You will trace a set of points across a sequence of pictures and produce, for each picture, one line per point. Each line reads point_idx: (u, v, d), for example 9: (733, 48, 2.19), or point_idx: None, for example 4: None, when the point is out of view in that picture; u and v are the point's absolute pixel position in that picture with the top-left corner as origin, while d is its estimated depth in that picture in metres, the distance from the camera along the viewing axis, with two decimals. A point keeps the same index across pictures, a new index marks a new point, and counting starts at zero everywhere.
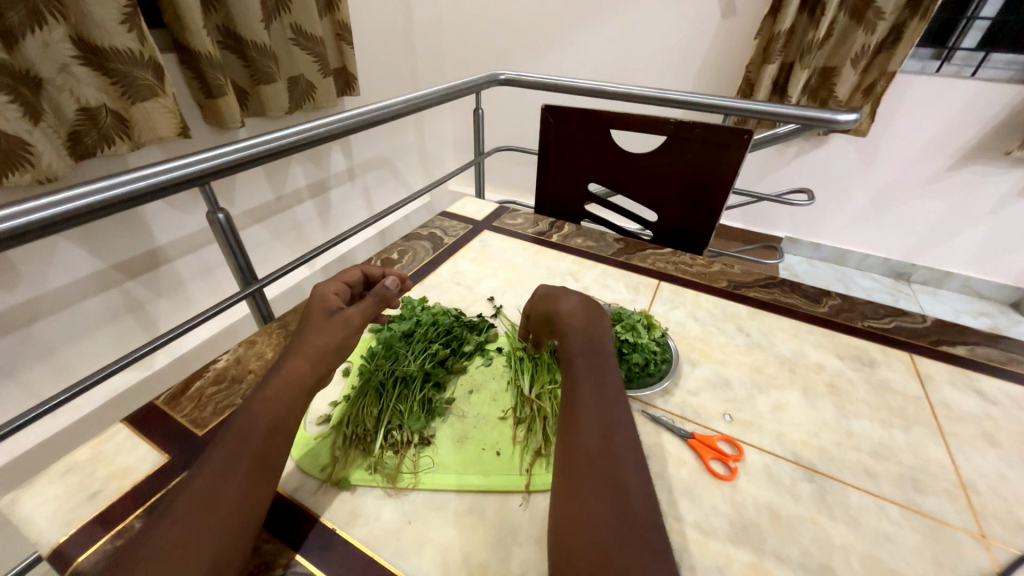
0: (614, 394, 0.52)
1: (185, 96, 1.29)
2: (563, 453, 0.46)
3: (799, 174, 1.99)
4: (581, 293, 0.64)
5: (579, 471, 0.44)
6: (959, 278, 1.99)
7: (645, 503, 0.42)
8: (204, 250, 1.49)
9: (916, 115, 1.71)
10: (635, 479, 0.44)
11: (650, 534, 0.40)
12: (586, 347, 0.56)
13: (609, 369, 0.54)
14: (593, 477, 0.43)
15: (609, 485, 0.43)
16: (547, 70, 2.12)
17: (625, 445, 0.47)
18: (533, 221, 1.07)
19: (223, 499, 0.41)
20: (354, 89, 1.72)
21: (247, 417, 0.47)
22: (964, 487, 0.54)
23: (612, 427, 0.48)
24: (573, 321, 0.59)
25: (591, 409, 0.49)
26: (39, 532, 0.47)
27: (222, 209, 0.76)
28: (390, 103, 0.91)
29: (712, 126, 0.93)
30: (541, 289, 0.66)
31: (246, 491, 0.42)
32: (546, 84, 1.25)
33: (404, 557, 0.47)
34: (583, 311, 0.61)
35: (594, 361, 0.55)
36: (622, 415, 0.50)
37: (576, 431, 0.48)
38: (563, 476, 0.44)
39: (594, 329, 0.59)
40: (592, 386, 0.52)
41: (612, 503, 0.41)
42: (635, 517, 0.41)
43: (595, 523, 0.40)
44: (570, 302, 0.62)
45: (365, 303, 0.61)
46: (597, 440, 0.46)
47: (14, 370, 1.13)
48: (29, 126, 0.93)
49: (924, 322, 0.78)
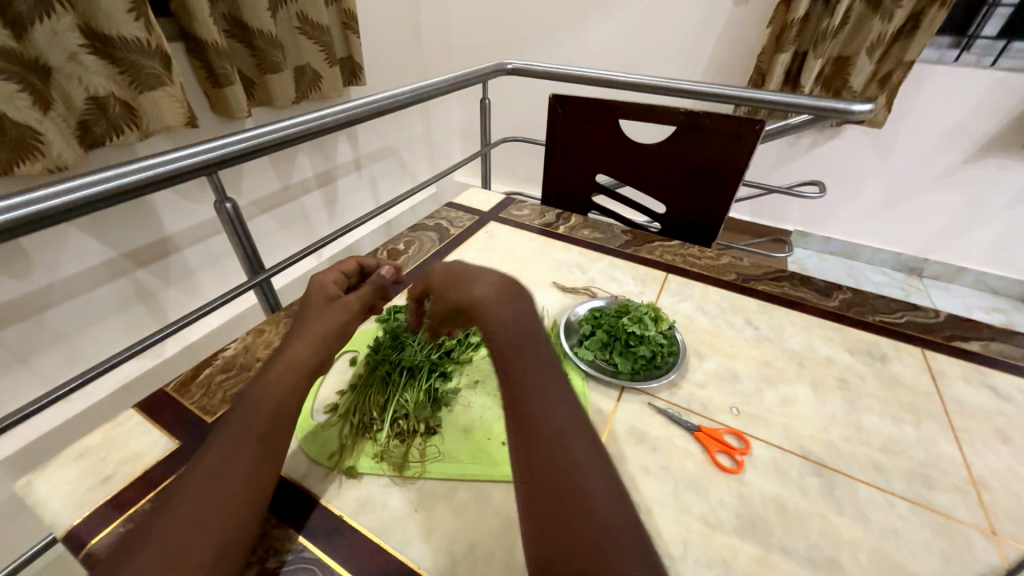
0: (560, 390, 0.48)
1: (193, 86, 1.29)
2: (521, 464, 0.43)
3: (810, 166, 1.96)
4: (496, 275, 0.60)
5: (543, 482, 0.41)
6: (973, 273, 1.96)
7: (616, 502, 0.40)
8: (213, 239, 1.50)
9: (932, 106, 1.68)
10: (599, 477, 0.42)
11: (627, 533, 0.38)
12: (514, 342, 0.51)
13: (547, 360, 0.50)
14: (554, 487, 0.40)
15: (573, 490, 0.40)
16: (555, 59, 2.09)
17: (579, 443, 0.44)
18: (540, 212, 1.06)
19: (224, 485, 0.41)
20: (361, 79, 1.71)
21: (246, 402, 0.48)
22: (976, 483, 0.53)
23: (564, 427, 0.45)
24: (494, 308, 0.54)
25: (538, 412, 0.45)
26: (55, 513, 0.48)
27: (230, 199, 0.76)
28: (397, 93, 0.91)
29: (723, 116, 0.91)
30: (442, 273, 0.63)
31: (248, 475, 0.43)
32: (554, 72, 1.23)
33: (410, 545, 0.47)
34: (501, 297, 0.56)
35: (526, 354, 0.50)
36: (573, 410, 0.47)
37: (528, 437, 0.44)
38: (527, 491, 0.41)
39: (519, 317, 0.54)
40: (533, 385, 0.47)
41: (580, 511, 0.39)
42: (606, 521, 0.39)
43: (568, 536, 0.38)
44: (486, 285, 0.58)
45: (366, 292, 0.63)
46: (550, 445, 0.43)
47: (28, 356, 1.15)
48: (38, 115, 0.93)
49: (937, 317, 0.77)
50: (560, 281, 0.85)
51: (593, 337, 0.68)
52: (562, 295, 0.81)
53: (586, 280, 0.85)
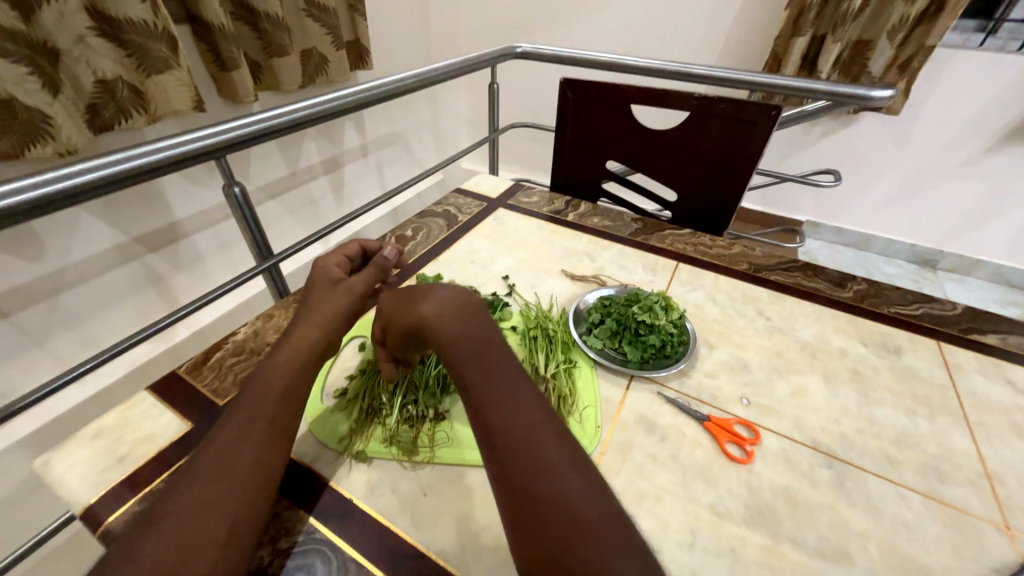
0: (526, 393, 0.47)
1: (200, 69, 1.28)
2: (497, 474, 0.43)
3: (825, 155, 1.91)
4: (445, 288, 0.56)
5: (520, 489, 0.41)
6: (989, 265, 1.92)
7: (598, 497, 0.41)
8: (221, 225, 1.50)
9: (954, 93, 1.62)
10: (576, 476, 0.42)
11: (611, 527, 0.39)
12: (470, 354, 0.49)
13: (506, 367, 0.49)
14: (531, 494, 0.40)
15: (551, 494, 0.40)
16: (565, 43, 2.05)
17: (551, 446, 0.43)
18: (549, 199, 1.05)
19: (233, 467, 0.42)
20: (368, 63, 1.69)
21: (253, 387, 0.48)
22: (990, 478, 0.53)
23: (534, 432, 0.44)
24: (444, 327, 0.51)
25: (503, 423, 0.44)
26: (72, 491, 0.49)
27: (238, 183, 0.76)
28: (405, 76, 0.89)
29: (738, 101, 0.89)
30: (387, 304, 0.57)
31: (256, 457, 0.43)
32: (565, 56, 1.21)
33: (419, 528, 0.47)
34: (452, 311, 0.52)
35: (486, 365, 0.48)
36: (542, 412, 0.46)
37: (497, 448, 0.43)
38: (505, 500, 0.41)
39: (473, 326, 0.51)
40: (496, 393, 0.46)
41: (560, 514, 0.39)
42: (590, 519, 0.39)
43: (549, 540, 0.38)
44: (435, 301, 0.53)
45: (364, 280, 0.62)
46: (521, 454, 0.42)
47: (43, 339, 1.17)
48: (47, 98, 0.93)
49: (954, 309, 0.76)
50: (569, 269, 0.84)
51: (603, 325, 0.67)
52: (571, 284, 0.81)
53: (595, 269, 0.84)
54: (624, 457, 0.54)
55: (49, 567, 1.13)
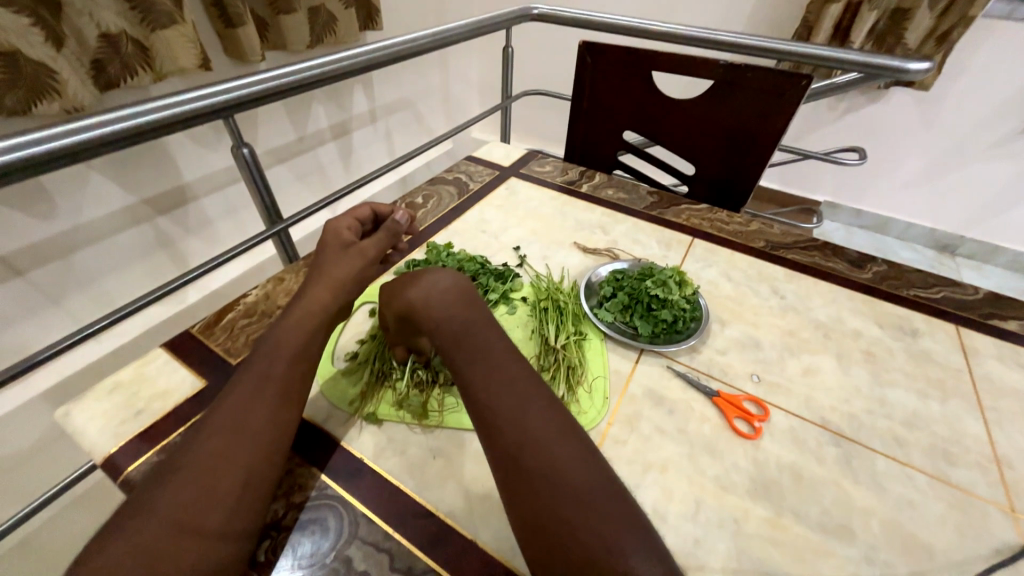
0: (516, 372, 0.47)
1: (205, 25, 1.24)
2: (489, 450, 0.43)
3: (849, 132, 1.84)
4: (436, 271, 0.54)
5: (512, 464, 0.41)
6: (1011, 253, 1.87)
7: (591, 468, 0.41)
8: (230, 189, 1.49)
9: (994, 68, 1.53)
10: (568, 450, 0.42)
11: (605, 497, 0.39)
12: (457, 334, 0.49)
13: (495, 347, 0.48)
14: (522, 471, 0.41)
15: (542, 467, 0.40)
16: (583, 6, 1.95)
17: (542, 421, 0.43)
18: (562, 169, 1.02)
19: (247, 425, 0.42)
20: (377, 23, 1.63)
21: (264, 348, 0.48)
22: (999, 462, 0.52)
23: (523, 409, 0.44)
24: (433, 310, 0.50)
25: (494, 403, 0.44)
26: (93, 441, 0.51)
27: (247, 144, 0.74)
28: (417, 35, 0.86)
29: (766, 70, 0.85)
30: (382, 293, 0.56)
31: (271, 414, 0.44)
32: (585, 19, 1.15)
33: (427, 489, 0.49)
34: (440, 295, 0.51)
35: (475, 347, 0.48)
36: (532, 389, 0.46)
37: (488, 427, 0.44)
38: (499, 475, 0.42)
39: (460, 306, 0.51)
40: (485, 373, 0.46)
41: (550, 488, 0.39)
42: (584, 491, 0.39)
43: (541, 514, 0.39)
44: (423, 286, 0.52)
45: (375, 246, 0.61)
46: (512, 433, 0.42)
47: (59, 297, 1.19)
48: (51, 51, 0.90)
49: (975, 294, 0.74)
50: (581, 242, 0.83)
51: (614, 299, 0.67)
52: (583, 256, 0.80)
53: (608, 242, 0.83)
54: (632, 429, 0.54)
55: (77, 513, 1.19)
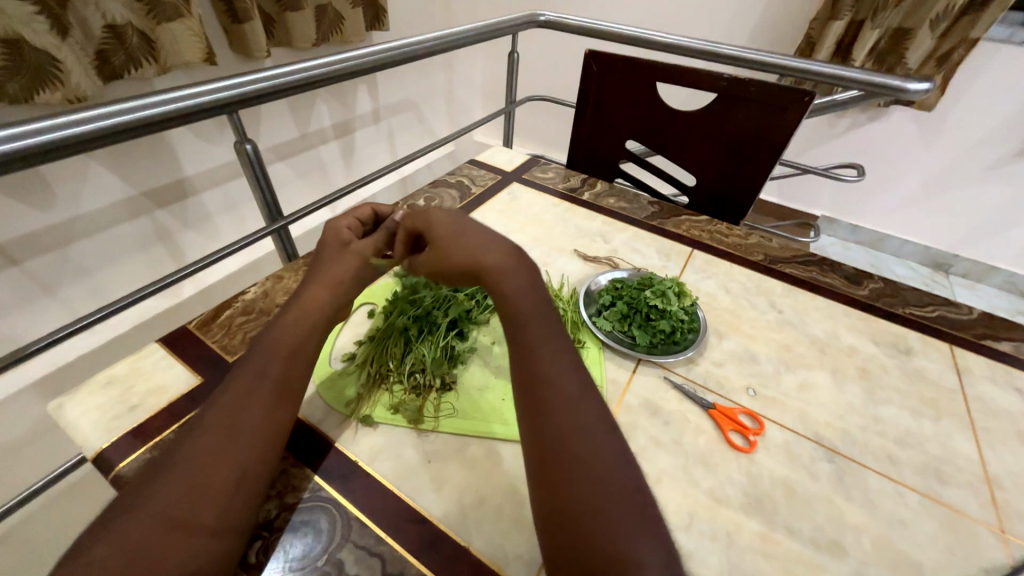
0: (559, 357, 0.47)
1: (211, 19, 1.24)
2: (529, 432, 0.43)
3: (849, 148, 1.85)
4: (506, 239, 0.54)
5: (546, 449, 0.41)
6: (1003, 273, 1.89)
7: (615, 467, 0.40)
8: (230, 184, 1.49)
9: (993, 90, 1.56)
10: (597, 444, 0.41)
11: (623, 498, 0.38)
12: (512, 312, 0.49)
13: (542, 330, 0.48)
14: (558, 456, 0.40)
15: (569, 460, 0.40)
16: (589, 15, 1.96)
17: (581, 411, 0.43)
18: (564, 176, 1.03)
19: (247, 419, 0.42)
20: (384, 23, 1.63)
21: (268, 342, 0.48)
22: (989, 481, 0.53)
23: (566, 395, 0.44)
24: (511, 280, 0.50)
25: (553, 380, 0.45)
26: (85, 436, 0.50)
27: (250, 140, 0.74)
28: (425, 39, 0.86)
29: (770, 84, 0.86)
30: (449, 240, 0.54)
31: (267, 411, 0.44)
32: (592, 28, 1.15)
33: (422, 494, 0.48)
34: (468, 230, 0.55)
35: (544, 324, 0.49)
36: (575, 377, 0.46)
37: (538, 403, 0.44)
38: (532, 457, 0.42)
39: (525, 283, 0.51)
40: (548, 352, 0.47)
41: (575, 481, 0.39)
42: (615, 487, 0.39)
43: (570, 502, 0.38)
44: (499, 251, 0.52)
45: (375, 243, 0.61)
46: (561, 414, 0.43)
47: (54, 287, 1.17)
48: (55, 40, 0.90)
49: (970, 313, 0.75)
50: (582, 249, 0.83)
51: (613, 308, 0.67)
52: (584, 264, 0.80)
53: (608, 250, 0.83)
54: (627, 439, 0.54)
55: (65, 506, 1.17)
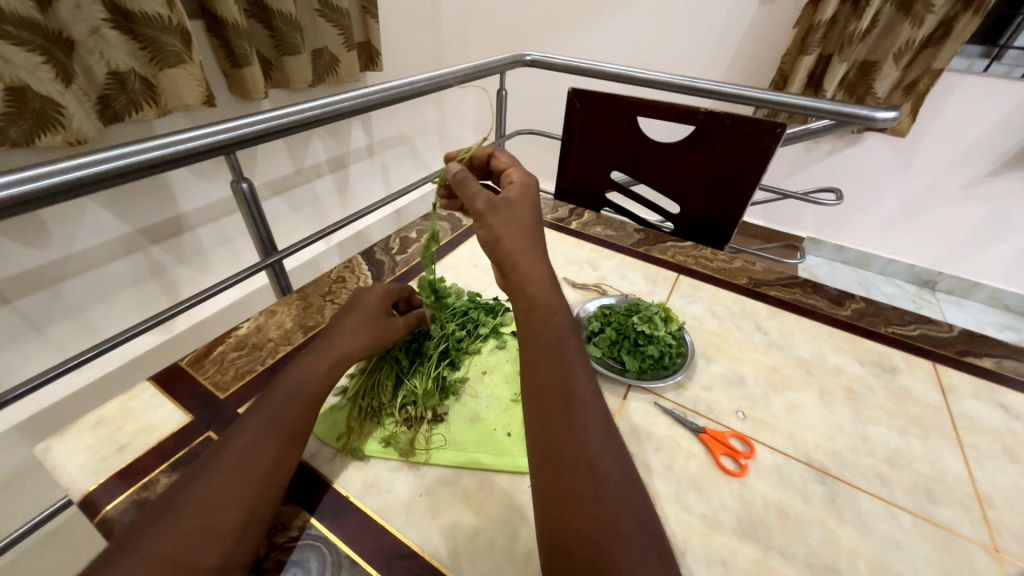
0: (580, 379, 0.45)
1: (212, 63, 1.29)
2: (541, 453, 0.42)
3: (828, 172, 1.92)
4: (547, 252, 0.53)
5: (556, 475, 0.40)
6: (987, 288, 1.94)
7: (625, 493, 0.39)
8: (226, 219, 1.51)
9: (960, 116, 1.64)
10: (610, 470, 0.40)
11: (635, 527, 0.38)
12: (539, 328, 0.48)
13: (569, 346, 0.47)
14: (568, 481, 0.39)
15: (586, 483, 0.39)
16: (573, 53, 2.07)
17: (597, 435, 0.42)
18: (552, 207, 1.06)
19: (258, 458, 0.43)
20: (378, 64, 1.70)
21: (286, 382, 0.49)
22: (980, 500, 0.53)
23: (586, 418, 0.43)
24: (543, 294, 0.49)
25: (578, 402, 0.43)
26: (71, 478, 0.50)
27: (246, 178, 0.76)
28: (413, 81, 0.89)
29: (743, 117, 0.90)
30: (505, 236, 0.52)
31: (278, 453, 0.44)
32: (575, 65, 1.21)
33: (412, 529, 0.48)
34: (523, 207, 0.55)
35: (569, 346, 0.47)
36: (594, 402, 0.44)
37: (557, 423, 0.42)
38: (540, 479, 0.41)
39: (556, 304, 0.49)
40: (573, 373, 0.45)
41: (591, 504, 0.38)
42: (622, 514, 0.38)
43: (575, 528, 0.37)
44: (535, 262, 0.51)
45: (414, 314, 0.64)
46: (573, 438, 0.41)
47: (43, 326, 1.17)
48: (59, 87, 0.93)
49: (950, 331, 0.77)
50: (570, 277, 0.85)
51: (602, 334, 0.67)
52: (573, 291, 0.82)
53: (596, 278, 0.85)
54: None
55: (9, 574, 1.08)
